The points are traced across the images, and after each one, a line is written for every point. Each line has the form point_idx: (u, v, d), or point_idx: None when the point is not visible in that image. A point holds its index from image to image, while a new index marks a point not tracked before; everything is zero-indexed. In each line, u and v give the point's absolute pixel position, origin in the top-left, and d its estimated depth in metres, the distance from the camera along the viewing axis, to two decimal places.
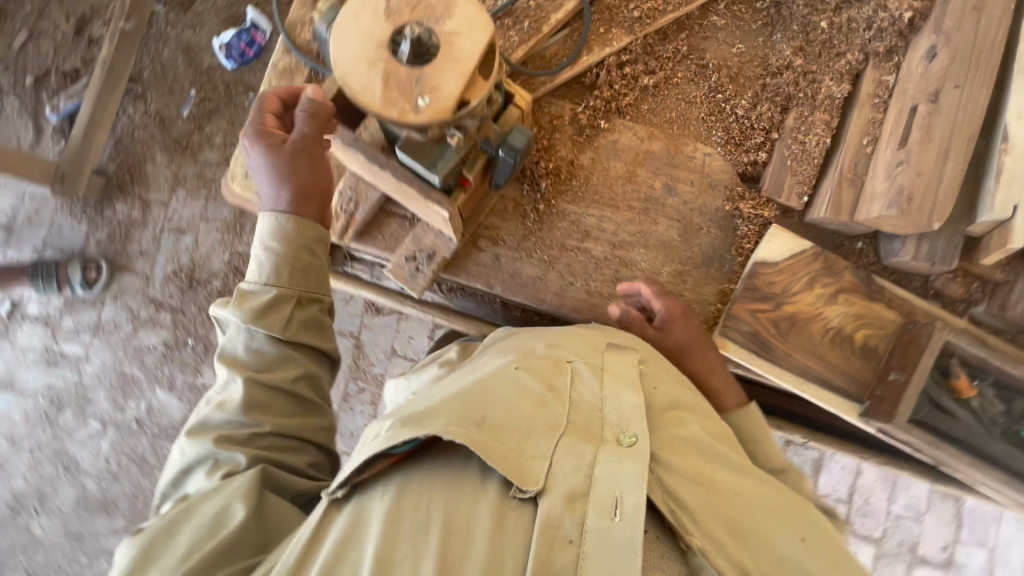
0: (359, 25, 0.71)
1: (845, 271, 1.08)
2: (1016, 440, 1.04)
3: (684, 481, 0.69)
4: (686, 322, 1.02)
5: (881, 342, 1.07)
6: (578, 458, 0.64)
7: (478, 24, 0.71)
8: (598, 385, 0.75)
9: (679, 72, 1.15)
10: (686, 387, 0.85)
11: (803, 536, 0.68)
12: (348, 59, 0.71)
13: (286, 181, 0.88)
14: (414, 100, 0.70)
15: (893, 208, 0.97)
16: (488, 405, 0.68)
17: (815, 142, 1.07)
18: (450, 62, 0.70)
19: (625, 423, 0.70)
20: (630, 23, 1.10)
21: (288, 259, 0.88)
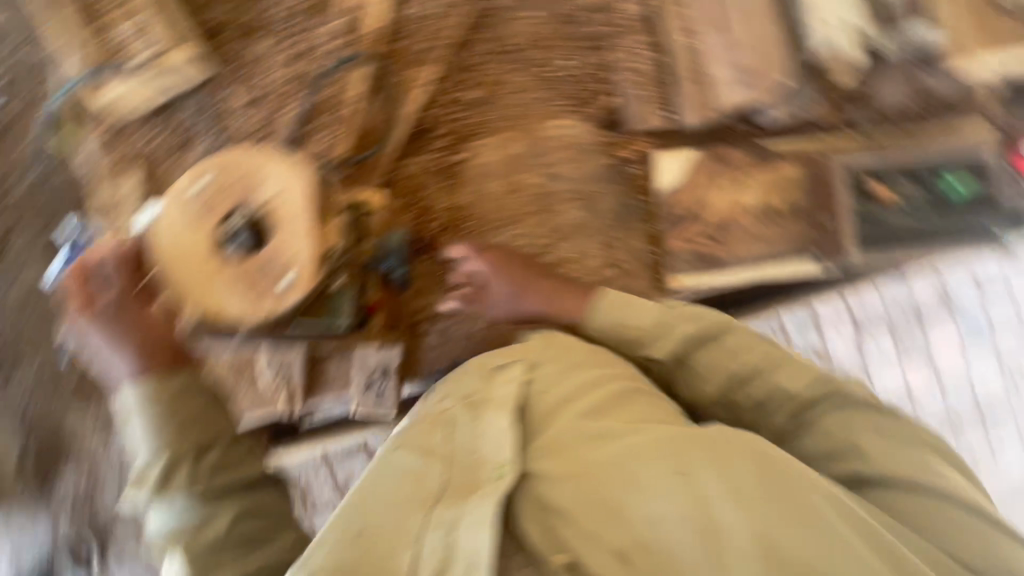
0: (183, 241, 0.67)
1: (738, 157, 1.11)
2: (952, 207, 1.07)
3: (560, 483, 0.66)
4: (506, 270, 0.99)
5: (804, 197, 1.09)
6: (444, 526, 0.63)
7: (295, 177, 0.68)
8: (470, 427, 0.73)
9: (497, 69, 1.12)
10: (568, 364, 0.81)
11: (679, 470, 0.63)
12: (192, 280, 0.67)
13: (127, 342, 0.75)
14: (276, 283, 0.67)
15: (745, 86, 1.04)
16: (374, 505, 0.70)
17: (645, 62, 1.11)
18: (291, 227, 0.67)
19: (499, 453, 0.69)
20: (423, 53, 1.08)
21: (163, 421, 0.73)
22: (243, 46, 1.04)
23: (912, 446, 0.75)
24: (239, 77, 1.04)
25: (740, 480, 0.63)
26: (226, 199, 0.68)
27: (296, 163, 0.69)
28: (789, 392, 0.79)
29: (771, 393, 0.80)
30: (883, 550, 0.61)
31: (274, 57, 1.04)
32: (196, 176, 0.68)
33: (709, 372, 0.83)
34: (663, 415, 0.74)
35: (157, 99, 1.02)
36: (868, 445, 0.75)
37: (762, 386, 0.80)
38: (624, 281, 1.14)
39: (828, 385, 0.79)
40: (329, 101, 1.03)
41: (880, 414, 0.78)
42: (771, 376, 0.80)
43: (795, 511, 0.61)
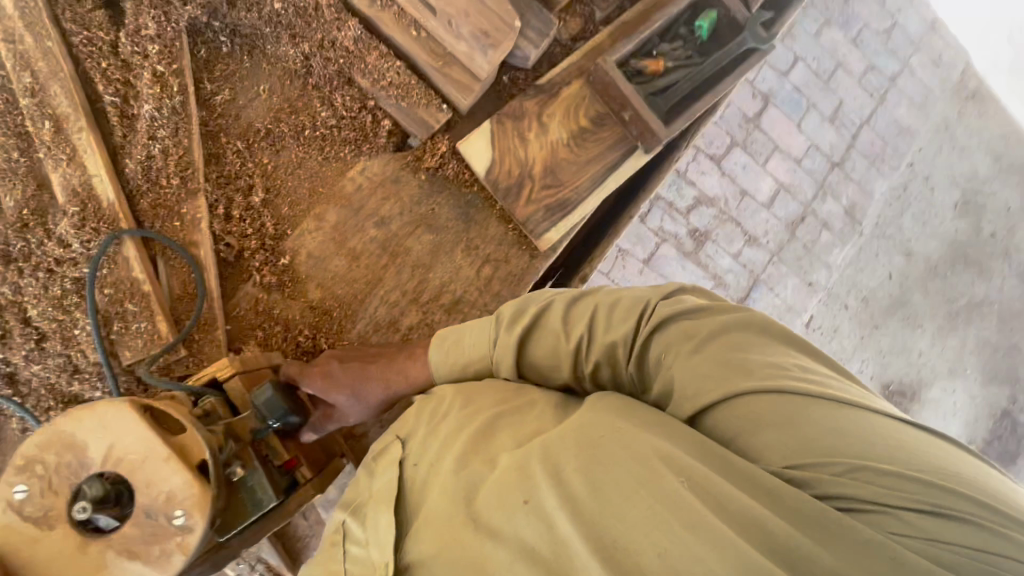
0: (48, 561, 0.58)
1: (524, 105, 1.12)
2: (707, 47, 1.15)
3: (435, 558, 0.60)
4: (328, 375, 0.85)
5: (597, 106, 1.13)
6: None
7: (115, 420, 0.61)
8: (362, 531, 0.69)
9: (265, 159, 1.06)
10: (438, 416, 0.76)
11: (529, 499, 0.58)
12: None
13: None
14: (171, 526, 0.59)
15: (489, 49, 1.02)
16: None
17: (396, 73, 1.07)
18: (144, 466, 0.60)
19: (384, 549, 0.65)
20: (179, 191, 0.98)
21: None
22: None
23: (776, 344, 0.66)
24: (5, 334, 0.91)
25: (587, 486, 0.57)
26: (62, 489, 0.59)
27: (101, 406, 0.61)
28: (616, 340, 0.71)
29: (611, 348, 0.71)
30: (737, 507, 0.52)
31: (28, 291, 0.92)
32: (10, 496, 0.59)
33: (555, 356, 0.76)
34: (533, 431, 0.68)
35: None
36: (729, 358, 0.64)
37: (596, 348, 0.72)
38: (505, 268, 1.13)
39: (650, 314, 0.70)
40: (115, 299, 0.92)
41: (733, 321, 0.68)
42: (596, 334, 0.73)
43: (639, 496, 0.54)
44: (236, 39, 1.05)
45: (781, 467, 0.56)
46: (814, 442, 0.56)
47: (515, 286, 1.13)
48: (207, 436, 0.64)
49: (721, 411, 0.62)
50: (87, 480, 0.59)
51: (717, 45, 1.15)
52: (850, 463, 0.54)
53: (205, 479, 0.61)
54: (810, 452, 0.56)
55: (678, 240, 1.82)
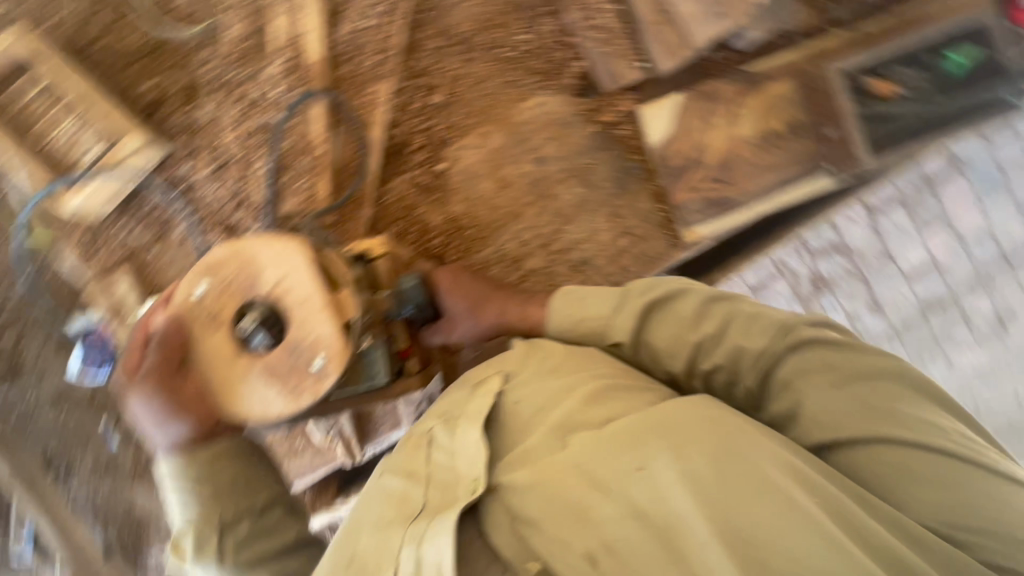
0: (207, 353, 0.66)
1: (722, 89, 1.06)
2: (956, 84, 1.01)
3: (526, 491, 0.59)
4: (459, 284, 0.87)
5: (799, 114, 1.04)
6: (416, 539, 0.57)
7: (290, 256, 0.67)
8: (448, 440, 0.67)
9: (452, 64, 1.06)
10: (544, 368, 0.72)
11: (645, 464, 0.55)
12: (228, 394, 0.65)
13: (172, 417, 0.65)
14: (311, 368, 0.64)
15: (715, 17, 1.00)
16: (352, 537, 0.63)
17: (608, 16, 1.05)
18: (303, 307, 0.65)
19: (473, 467, 0.63)
20: (374, 70, 1.02)
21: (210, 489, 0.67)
22: (190, 113, 1.00)
23: (926, 399, 0.61)
24: (193, 151, 1.01)
25: (716, 475, 0.53)
26: (233, 299, 0.67)
27: (285, 239, 0.67)
28: (752, 350, 0.66)
29: (736, 354, 0.66)
30: (885, 544, 0.50)
31: (224, 119, 1.00)
32: (188, 294, 0.67)
33: (675, 345, 0.71)
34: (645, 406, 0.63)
35: (125, 189, 1.00)
36: (878, 405, 0.60)
37: (728, 350, 0.67)
38: (640, 248, 1.10)
39: (793, 334, 0.65)
40: (293, 151, 0.99)
41: (885, 365, 0.62)
42: (731, 336, 0.68)
43: (770, 499, 0.51)
44: None
45: (933, 523, 0.54)
46: (974, 510, 0.53)
47: (644, 268, 1.10)
48: (357, 303, 0.68)
49: (863, 454, 0.59)
50: (254, 304, 0.66)
51: (967, 87, 1.01)
52: (1015, 536, 0.52)
53: (347, 341, 0.65)
54: (966, 517, 0.53)
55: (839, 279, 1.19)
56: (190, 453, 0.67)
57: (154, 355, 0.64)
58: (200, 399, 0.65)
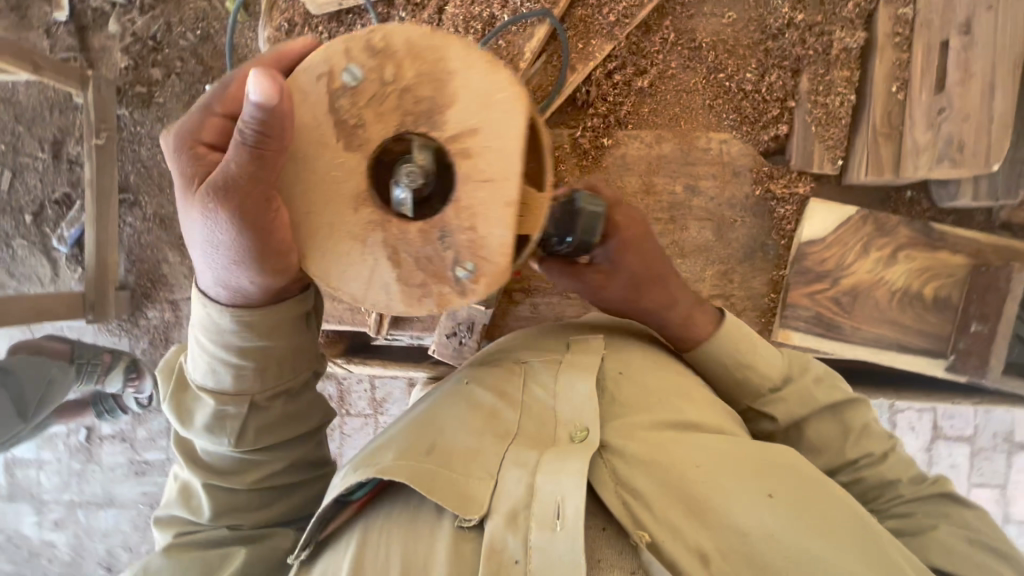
0: (325, 181, 0.54)
1: (899, 227, 1.01)
2: None
3: (641, 469, 0.61)
4: (637, 248, 0.83)
5: (953, 291, 1.01)
6: (525, 464, 0.59)
7: (498, 108, 0.53)
8: (550, 386, 0.69)
9: (672, 61, 1.06)
10: (648, 369, 0.74)
11: (777, 495, 0.60)
12: (336, 252, 0.56)
13: (238, 254, 0.55)
14: (452, 274, 0.55)
15: (945, 161, 0.91)
16: (437, 428, 0.65)
17: (838, 101, 0.99)
18: (484, 190, 0.53)
19: (577, 416, 0.65)
20: (608, 27, 1.03)
21: (254, 351, 0.64)
22: None
23: None
24: (419, 6, 1.05)
25: (838, 536, 0.58)
26: (394, 120, 0.53)
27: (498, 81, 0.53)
28: (898, 487, 0.75)
29: (886, 481, 0.76)
30: None
31: None
32: (336, 78, 0.53)
33: (825, 444, 0.78)
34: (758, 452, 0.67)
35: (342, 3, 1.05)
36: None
37: (874, 475, 0.76)
38: None
39: (940, 486, 0.75)
40: (499, 51, 1.01)
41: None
42: (883, 465, 0.77)
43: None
44: None
45: None
46: None
47: None
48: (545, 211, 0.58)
49: None
50: (421, 144, 0.54)
51: None
52: None
53: (510, 260, 0.55)
54: None
55: None
56: (249, 311, 0.62)
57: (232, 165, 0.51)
58: (276, 253, 0.55)
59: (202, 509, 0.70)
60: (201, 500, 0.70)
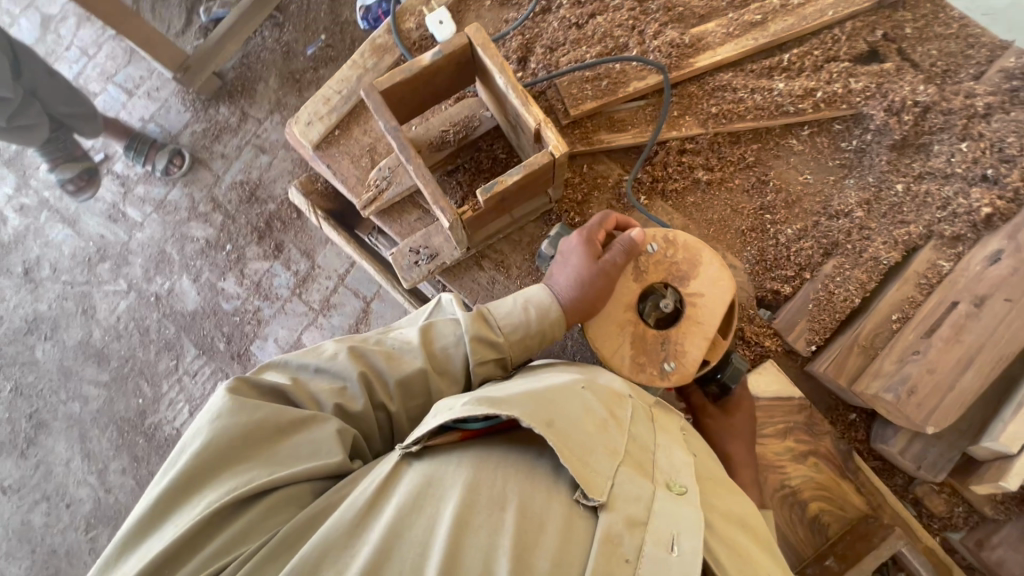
0: (623, 290, 0.84)
1: (824, 436, 1.01)
2: None
3: (723, 546, 0.60)
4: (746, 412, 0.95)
5: (834, 523, 0.98)
6: (641, 487, 0.59)
7: (719, 286, 0.83)
8: (651, 433, 0.70)
9: (737, 178, 1.12)
10: (710, 467, 0.74)
11: None
12: (604, 329, 0.82)
13: (587, 293, 0.78)
14: (661, 363, 0.81)
15: (891, 393, 0.92)
16: (561, 409, 0.63)
17: (844, 298, 1.02)
18: (690, 327, 0.82)
19: (674, 472, 0.64)
20: (705, 116, 1.10)
21: (531, 337, 0.75)
22: None
23: None
24: (581, 3, 1.14)
25: None
26: (657, 272, 0.84)
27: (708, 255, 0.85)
28: None
29: None
30: None
31: (616, 13, 1.12)
32: (646, 243, 0.85)
33: None
34: None
35: None
36: None
37: None
38: None
39: None
40: (608, 74, 1.09)
41: None
42: None
43: None
44: (861, 145, 1.09)
45: None
46: None
47: None
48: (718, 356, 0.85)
49: None
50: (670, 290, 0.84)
51: None
52: None
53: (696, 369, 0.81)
54: None
55: None
56: (555, 317, 0.76)
57: (618, 251, 0.80)
58: (598, 302, 0.79)
59: (401, 372, 0.68)
60: (410, 364, 0.68)
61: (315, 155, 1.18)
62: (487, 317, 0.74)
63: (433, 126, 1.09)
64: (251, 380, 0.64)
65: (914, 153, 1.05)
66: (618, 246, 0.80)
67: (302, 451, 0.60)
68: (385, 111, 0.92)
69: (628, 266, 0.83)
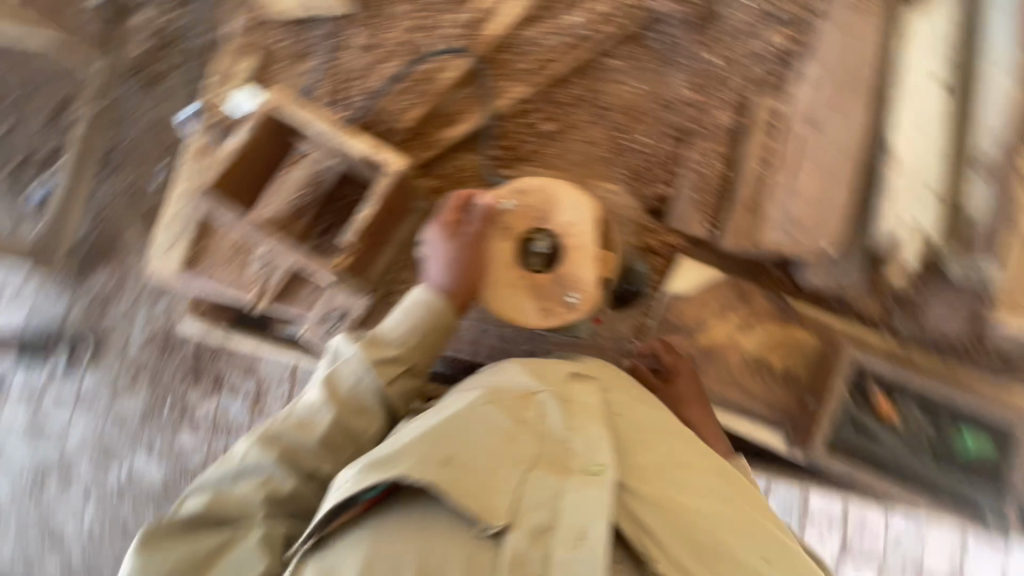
0: (499, 256, 0.81)
1: (756, 298, 1.08)
2: (950, 458, 0.99)
3: (649, 507, 0.64)
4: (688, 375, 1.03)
5: (800, 368, 1.05)
6: (547, 488, 0.62)
7: (583, 206, 0.82)
8: (567, 417, 0.68)
9: (580, 114, 1.16)
10: (643, 413, 0.74)
11: (770, 557, 0.63)
12: (498, 299, 0.81)
13: (464, 274, 0.77)
14: (565, 298, 0.80)
15: (783, 231, 1.00)
16: (455, 442, 0.63)
17: (712, 171, 1.10)
18: (575, 254, 0.81)
19: (594, 452, 0.64)
20: (522, 73, 1.14)
21: (430, 338, 0.75)
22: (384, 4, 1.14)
23: None
24: (365, 25, 1.14)
25: None
26: (524, 220, 0.83)
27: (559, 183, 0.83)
28: None
29: None
30: None
31: (402, 18, 1.13)
32: (499, 201, 0.82)
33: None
34: (745, 496, 0.70)
35: (298, 14, 1.15)
36: None
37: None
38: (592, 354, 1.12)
39: None
40: (422, 76, 1.12)
41: None
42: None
43: None
44: (667, 38, 1.14)
45: None
46: None
47: None
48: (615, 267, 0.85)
49: None
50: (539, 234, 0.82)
51: (960, 470, 0.98)
52: None
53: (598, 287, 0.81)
54: None
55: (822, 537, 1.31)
56: (445, 310, 0.76)
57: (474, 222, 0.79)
58: (478, 277, 0.79)
59: (317, 437, 0.68)
60: (322, 425, 0.69)
61: (189, 279, 1.12)
62: (378, 340, 0.73)
63: (285, 198, 1.04)
64: (172, 514, 0.66)
65: (712, 24, 1.12)
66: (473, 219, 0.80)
67: (230, 572, 0.63)
68: (227, 206, 0.93)
69: (493, 231, 0.81)
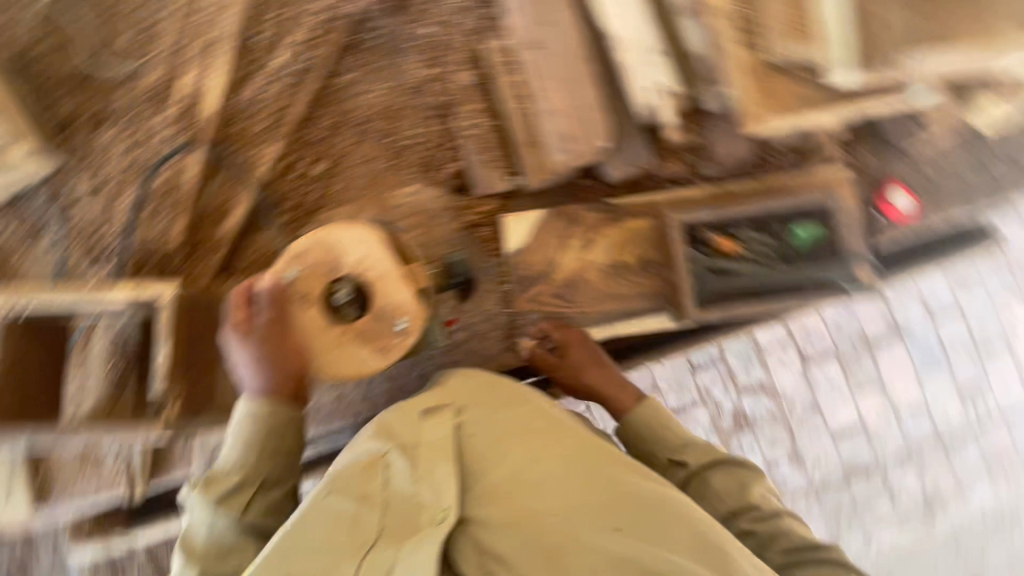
0: (307, 323, 0.84)
1: (583, 214, 1.11)
2: (795, 254, 1.07)
3: (500, 528, 0.64)
4: (581, 343, 1.06)
5: (652, 252, 1.10)
6: (384, 564, 0.62)
7: (366, 238, 0.84)
8: (410, 473, 0.69)
9: (345, 139, 1.13)
10: (499, 429, 0.75)
11: (622, 527, 0.64)
12: (325, 362, 0.84)
13: (274, 364, 0.80)
14: (394, 327, 0.84)
15: (563, 150, 1.04)
16: (293, 561, 0.64)
17: (484, 128, 1.13)
18: (383, 284, 0.84)
19: (440, 497, 0.66)
20: (264, 134, 1.09)
21: (265, 444, 0.79)
22: (91, 137, 1.04)
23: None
24: (79, 169, 1.04)
25: (673, 535, 0.65)
26: (317, 282, 0.84)
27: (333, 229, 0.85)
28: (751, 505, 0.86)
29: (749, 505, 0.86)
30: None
31: (114, 143, 1.04)
32: (282, 274, 0.84)
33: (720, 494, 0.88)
34: (602, 468, 0.71)
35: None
36: None
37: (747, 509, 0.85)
38: (475, 343, 1.13)
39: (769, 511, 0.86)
40: (164, 188, 1.04)
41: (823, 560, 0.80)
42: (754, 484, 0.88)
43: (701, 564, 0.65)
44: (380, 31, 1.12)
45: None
46: None
47: (474, 364, 1.13)
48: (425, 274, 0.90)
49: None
50: (337, 286, 0.84)
51: (808, 259, 1.07)
52: None
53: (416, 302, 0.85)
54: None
55: (778, 358, 1.42)
56: (272, 408, 0.80)
57: (262, 309, 0.81)
58: (293, 355, 0.82)
59: None
60: None
61: (47, 511, 1.01)
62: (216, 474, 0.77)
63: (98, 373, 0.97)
64: None
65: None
66: (261, 306, 0.82)
67: None
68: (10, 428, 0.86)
69: (289, 306, 0.84)
